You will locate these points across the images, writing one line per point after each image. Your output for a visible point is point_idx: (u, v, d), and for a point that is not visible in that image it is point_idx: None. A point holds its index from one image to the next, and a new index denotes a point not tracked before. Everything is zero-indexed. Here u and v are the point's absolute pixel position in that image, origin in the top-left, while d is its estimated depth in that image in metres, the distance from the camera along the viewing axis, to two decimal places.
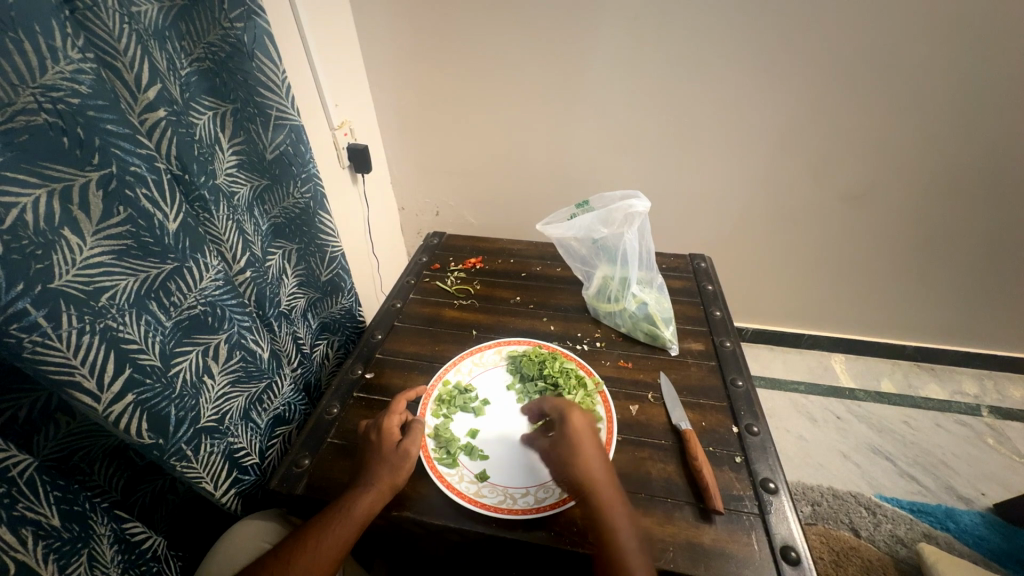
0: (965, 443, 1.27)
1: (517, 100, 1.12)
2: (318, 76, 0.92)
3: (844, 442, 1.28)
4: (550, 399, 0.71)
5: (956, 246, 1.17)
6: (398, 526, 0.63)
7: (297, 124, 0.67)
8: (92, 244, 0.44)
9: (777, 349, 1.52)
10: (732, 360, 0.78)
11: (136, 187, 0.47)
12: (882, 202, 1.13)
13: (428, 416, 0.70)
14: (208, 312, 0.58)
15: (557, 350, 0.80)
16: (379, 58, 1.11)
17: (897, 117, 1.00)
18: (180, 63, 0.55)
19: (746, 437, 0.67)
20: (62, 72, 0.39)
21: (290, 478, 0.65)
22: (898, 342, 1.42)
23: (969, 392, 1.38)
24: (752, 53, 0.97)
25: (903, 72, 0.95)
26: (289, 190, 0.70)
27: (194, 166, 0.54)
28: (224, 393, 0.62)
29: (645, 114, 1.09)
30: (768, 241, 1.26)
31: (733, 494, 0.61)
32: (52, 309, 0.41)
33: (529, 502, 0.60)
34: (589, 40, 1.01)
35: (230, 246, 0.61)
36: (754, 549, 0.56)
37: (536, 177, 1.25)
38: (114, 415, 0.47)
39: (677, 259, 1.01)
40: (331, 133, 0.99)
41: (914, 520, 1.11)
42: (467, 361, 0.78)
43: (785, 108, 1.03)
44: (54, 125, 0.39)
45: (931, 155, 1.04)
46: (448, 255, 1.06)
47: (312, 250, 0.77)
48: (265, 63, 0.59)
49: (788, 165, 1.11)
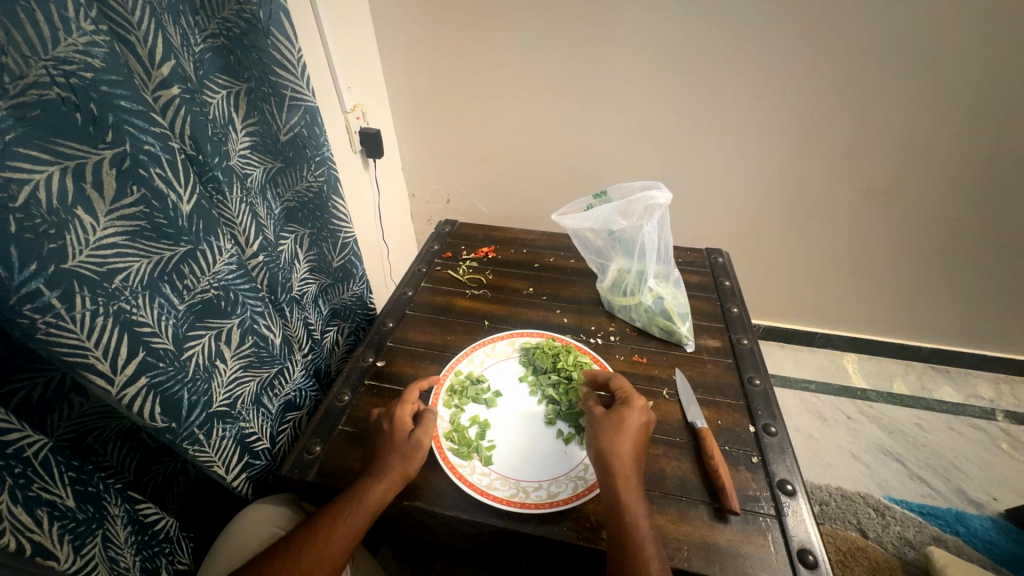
0: (978, 447, 1.25)
1: (533, 87, 1.09)
2: (331, 57, 0.89)
3: (854, 443, 1.27)
4: (563, 392, 0.70)
5: (984, 248, 1.14)
6: (409, 515, 0.63)
7: (312, 105, 0.65)
8: (105, 224, 0.43)
9: (788, 347, 1.50)
10: (749, 358, 0.76)
11: (149, 167, 0.45)
12: (908, 200, 1.09)
13: (440, 406, 0.69)
14: (221, 296, 0.57)
15: (571, 343, 0.79)
16: (393, 41, 1.08)
17: (931, 112, 0.96)
18: (194, 39, 0.53)
19: (763, 438, 0.65)
20: (75, 45, 0.38)
21: (301, 464, 0.65)
22: (913, 344, 1.39)
23: (984, 395, 1.35)
24: (781, 40, 0.93)
25: (940, 65, 0.90)
26: (303, 173, 0.69)
27: (208, 146, 0.53)
28: (236, 377, 0.61)
29: (666, 104, 1.05)
30: (787, 236, 1.23)
31: (749, 494, 0.60)
32: (65, 290, 0.40)
33: (541, 497, 0.59)
34: (610, 24, 0.97)
35: (244, 230, 0.60)
36: (771, 550, 0.55)
37: (549, 166, 1.23)
38: (128, 399, 0.47)
39: (693, 253, 0.99)
40: (343, 117, 0.97)
41: (923, 523, 1.10)
42: (479, 352, 0.77)
43: (811, 100, 0.99)
44: (67, 100, 0.38)
45: (963, 154, 1.00)
46: (460, 244, 1.05)
47: (324, 236, 0.76)
48: (281, 42, 0.58)
49: (812, 159, 1.07)
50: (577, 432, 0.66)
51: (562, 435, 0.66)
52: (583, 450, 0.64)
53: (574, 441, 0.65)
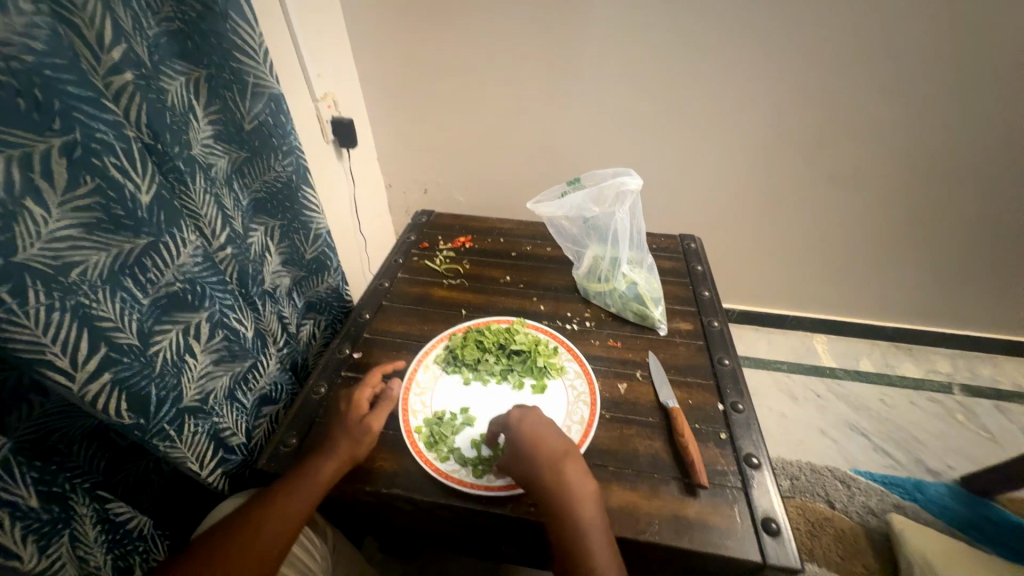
0: (937, 420, 1.32)
1: (508, 75, 1.08)
2: (298, 44, 0.87)
3: (823, 419, 1.32)
4: (504, 358, 0.74)
5: (940, 230, 1.19)
6: (388, 503, 0.63)
7: (277, 92, 0.63)
8: (58, 216, 0.42)
9: (762, 330, 1.55)
10: (719, 340, 0.79)
11: (103, 156, 0.44)
12: (870, 186, 1.14)
13: (441, 467, 0.62)
14: (188, 290, 0.56)
15: (473, 324, 0.81)
16: (363, 27, 1.05)
17: (892, 98, 0.99)
18: (148, 22, 0.51)
19: (731, 414, 0.68)
20: (13, 26, 0.36)
21: (278, 456, 0.65)
22: (877, 323, 1.46)
23: (942, 370, 1.42)
24: (750, 28, 0.94)
25: (900, 52, 0.93)
26: (270, 163, 0.67)
27: (166, 135, 0.52)
28: (207, 372, 0.60)
29: (640, 92, 1.06)
30: (757, 222, 1.26)
31: (718, 469, 0.62)
32: (16, 285, 0.39)
33: (581, 428, 0.65)
34: (581, 11, 0.96)
35: (209, 221, 0.59)
36: (736, 520, 0.57)
37: (526, 154, 1.22)
38: (91, 395, 0.46)
39: (667, 239, 1.01)
40: (313, 106, 0.95)
41: (885, 492, 1.16)
42: (413, 398, 0.69)
43: (778, 88, 1.01)
44: (8, 86, 0.36)
45: (921, 139, 1.04)
46: (437, 234, 1.04)
47: (296, 227, 0.75)
48: (240, 26, 0.56)
49: (781, 145, 1.10)
50: (543, 372, 0.72)
51: (535, 386, 0.71)
52: (558, 380, 0.72)
53: (547, 380, 0.72)
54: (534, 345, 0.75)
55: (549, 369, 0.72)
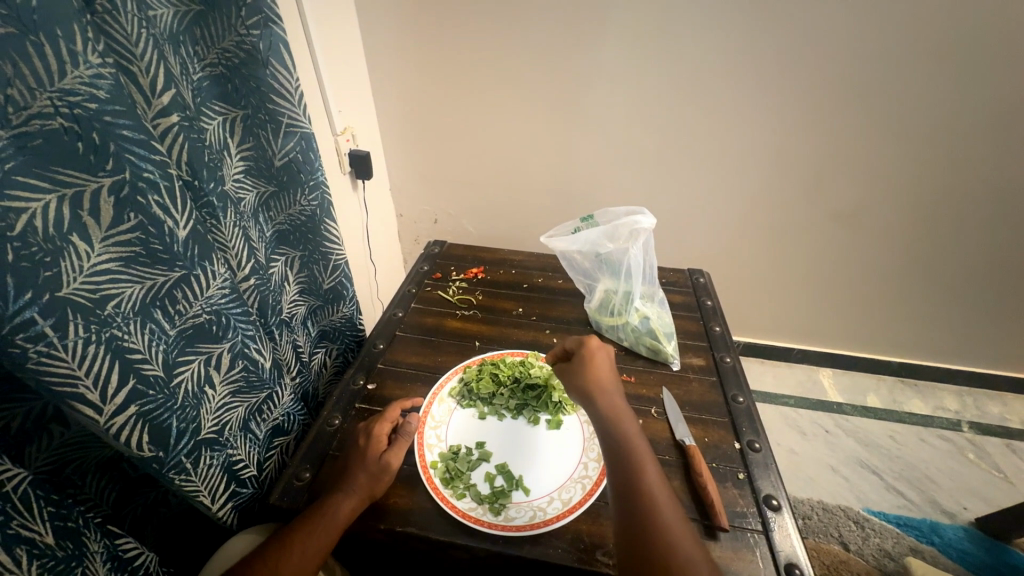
0: (948, 458, 1.30)
1: (520, 113, 1.13)
2: (323, 82, 0.91)
3: (833, 456, 1.30)
4: (520, 392, 0.74)
5: (941, 268, 1.22)
6: (402, 542, 0.62)
7: (308, 131, 0.66)
8: (100, 251, 0.43)
9: (767, 363, 1.54)
10: (732, 376, 0.79)
11: (148, 194, 0.46)
12: (870, 223, 1.17)
13: (457, 505, 0.61)
14: (213, 321, 0.57)
15: (488, 356, 0.81)
16: (384, 67, 1.10)
17: (889, 142, 1.04)
18: (193, 67, 0.54)
19: (748, 454, 0.68)
20: (81, 78, 0.38)
21: (291, 491, 0.64)
22: (882, 358, 1.46)
23: (950, 407, 1.42)
24: (751, 75, 1.00)
25: (893, 99, 0.99)
26: (297, 197, 0.69)
27: (203, 172, 0.54)
28: (225, 403, 0.60)
29: (646, 131, 1.11)
30: (761, 256, 1.29)
31: (737, 511, 0.61)
32: (59, 319, 0.40)
33: (598, 466, 0.64)
34: (591, 57, 1.02)
35: (236, 253, 0.60)
36: (759, 566, 0.56)
37: (536, 187, 1.26)
38: (115, 428, 0.46)
39: (676, 274, 1.03)
40: (333, 139, 0.98)
41: (900, 534, 1.13)
42: (428, 432, 0.69)
43: (778, 130, 1.06)
44: (70, 130, 0.38)
45: (917, 180, 1.08)
46: (449, 264, 1.06)
47: (316, 258, 0.76)
48: (280, 71, 0.59)
49: (782, 183, 1.14)
50: (558, 407, 0.72)
51: (551, 421, 0.70)
52: (575, 415, 0.71)
53: (563, 415, 0.71)
54: (549, 380, 0.75)
55: (564, 405, 0.72)
